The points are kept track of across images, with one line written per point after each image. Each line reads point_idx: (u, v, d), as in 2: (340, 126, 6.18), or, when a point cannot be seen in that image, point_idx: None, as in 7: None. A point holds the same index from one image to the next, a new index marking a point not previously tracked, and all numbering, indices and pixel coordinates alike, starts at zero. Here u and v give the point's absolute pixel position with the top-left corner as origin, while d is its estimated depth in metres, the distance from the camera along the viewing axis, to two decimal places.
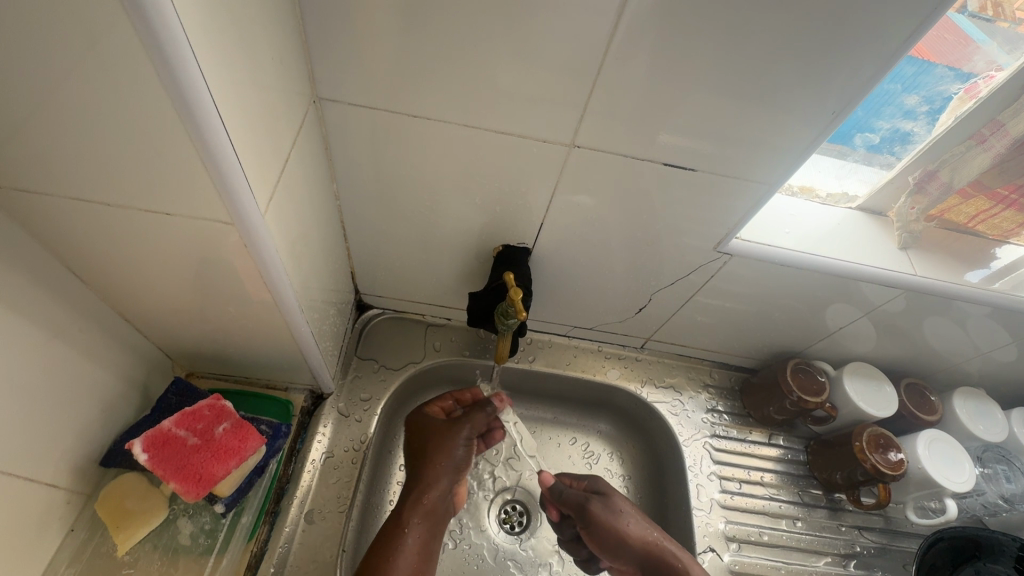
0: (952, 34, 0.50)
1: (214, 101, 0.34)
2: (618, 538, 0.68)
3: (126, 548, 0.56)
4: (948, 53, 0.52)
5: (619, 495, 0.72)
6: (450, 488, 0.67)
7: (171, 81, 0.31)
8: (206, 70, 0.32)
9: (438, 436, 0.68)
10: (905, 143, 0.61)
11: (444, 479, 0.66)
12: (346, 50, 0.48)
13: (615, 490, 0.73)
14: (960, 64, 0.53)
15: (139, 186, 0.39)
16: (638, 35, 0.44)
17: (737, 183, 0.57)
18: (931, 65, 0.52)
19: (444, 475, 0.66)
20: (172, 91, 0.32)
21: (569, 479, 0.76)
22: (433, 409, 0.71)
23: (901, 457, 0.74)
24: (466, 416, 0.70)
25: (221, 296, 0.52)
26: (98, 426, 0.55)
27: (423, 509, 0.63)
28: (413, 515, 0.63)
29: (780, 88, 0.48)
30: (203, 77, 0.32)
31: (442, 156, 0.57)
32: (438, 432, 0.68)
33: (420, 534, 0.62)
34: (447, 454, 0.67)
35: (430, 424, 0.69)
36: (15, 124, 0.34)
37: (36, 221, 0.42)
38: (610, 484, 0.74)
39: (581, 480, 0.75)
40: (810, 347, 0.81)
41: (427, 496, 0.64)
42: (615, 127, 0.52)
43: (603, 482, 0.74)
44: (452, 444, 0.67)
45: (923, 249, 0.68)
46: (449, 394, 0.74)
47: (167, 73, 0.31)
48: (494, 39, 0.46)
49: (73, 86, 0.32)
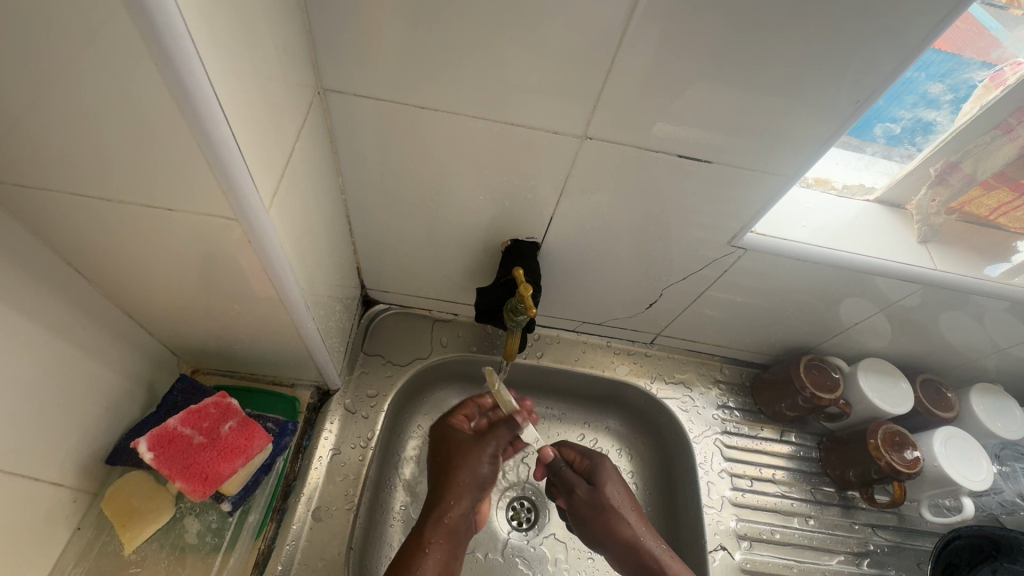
0: (972, 27, 0.49)
1: (218, 98, 0.33)
2: (588, 528, 0.68)
3: (133, 547, 0.55)
4: (966, 45, 0.50)
5: (614, 486, 0.69)
6: (473, 507, 0.65)
7: (174, 78, 0.30)
8: (209, 66, 0.31)
9: (463, 454, 0.66)
10: (927, 133, 0.59)
11: (467, 498, 0.64)
12: (350, 39, 0.46)
13: (612, 481, 0.70)
14: (986, 53, 0.51)
15: (141, 181, 0.37)
16: (654, 21, 0.42)
17: (754, 175, 0.55)
18: (956, 55, 0.51)
19: (467, 495, 0.64)
20: (167, 72, 0.30)
21: (573, 452, 0.74)
22: (457, 419, 0.70)
23: (917, 455, 0.73)
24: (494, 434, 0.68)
25: (226, 293, 0.51)
26: (102, 424, 0.55)
27: (444, 530, 0.62)
28: (435, 535, 0.62)
29: (800, 78, 0.46)
30: (207, 74, 0.31)
31: (450, 148, 0.55)
32: (466, 448, 0.66)
33: (440, 554, 0.61)
34: (472, 473, 0.65)
35: (457, 439, 0.68)
36: (9, 116, 0.32)
37: (37, 217, 0.41)
38: (611, 470, 0.71)
39: (585, 457, 0.73)
40: (823, 343, 0.80)
41: (449, 514, 0.63)
42: (628, 119, 0.51)
43: (603, 468, 0.71)
44: (478, 462, 0.66)
45: (941, 242, 0.67)
46: (474, 401, 0.72)
47: (162, 54, 0.29)
48: (505, 26, 0.44)
49: (68, 78, 0.30)
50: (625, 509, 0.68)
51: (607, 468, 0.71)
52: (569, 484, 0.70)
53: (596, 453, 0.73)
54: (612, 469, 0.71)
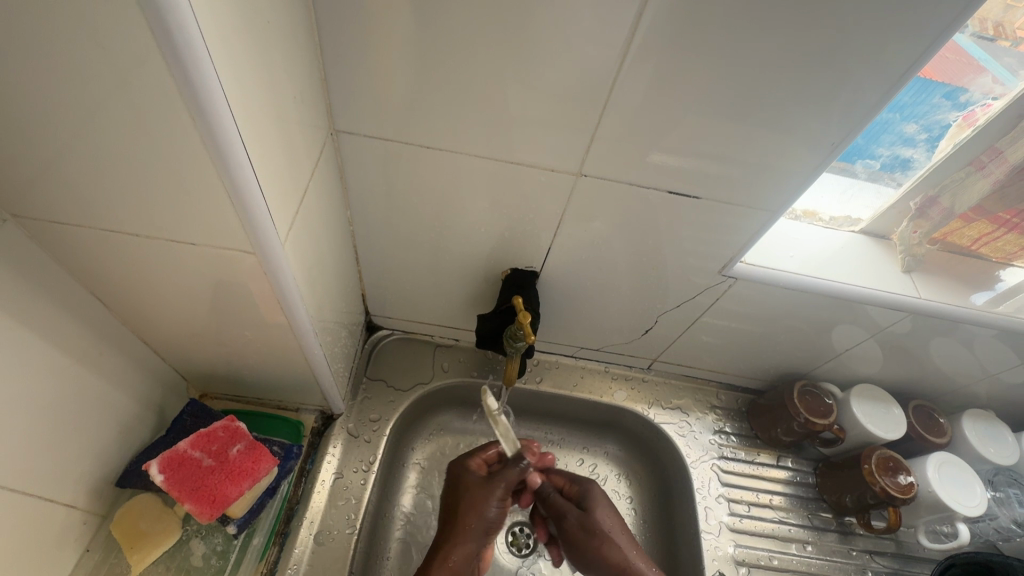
0: (958, 55, 0.51)
1: (245, 149, 0.36)
2: (580, 554, 0.69)
3: (140, 569, 0.56)
4: (963, 74, 0.53)
5: (604, 510, 0.70)
6: (477, 552, 0.66)
7: (209, 133, 0.34)
8: (238, 120, 0.35)
9: (471, 496, 0.67)
10: (905, 168, 0.63)
11: (472, 542, 0.65)
12: (362, 85, 0.50)
13: (603, 504, 0.71)
14: (972, 81, 0.53)
15: (168, 217, 0.40)
16: (643, 66, 0.46)
17: (743, 208, 0.58)
18: (938, 84, 0.53)
19: (471, 538, 0.65)
20: (193, 109, 0.32)
21: (562, 478, 0.75)
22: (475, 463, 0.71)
23: (911, 480, 0.73)
24: (502, 477, 0.68)
25: (239, 320, 0.53)
26: (115, 447, 0.56)
27: (446, 570, 0.63)
28: (436, 575, 0.63)
29: (778, 118, 0.49)
30: (236, 129, 0.35)
31: (454, 184, 0.59)
32: (475, 490, 0.67)
33: None
34: (478, 515, 0.66)
35: (470, 481, 0.69)
36: (55, 161, 0.36)
37: (67, 249, 0.43)
38: (601, 493, 0.72)
39: (575, 482, 0.74)
40: (816, 369, 0.82)
41: (453, 556, 0.64)
42: (620, 157, 0.54)
43: (593, 492, 0.72)
44: (484, 505, 0.66)
45: (926, 271, 0.69)
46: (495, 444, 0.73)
47: (190, 94, 0.31)
48: (506, 69, 0.48)
49: (110, 125, 0.34)
50: (614, 532, 0.68)
51: (597, 494, 0.71)
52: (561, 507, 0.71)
53: (585, 478, 0.74)
54: (601, 493, 0.72)
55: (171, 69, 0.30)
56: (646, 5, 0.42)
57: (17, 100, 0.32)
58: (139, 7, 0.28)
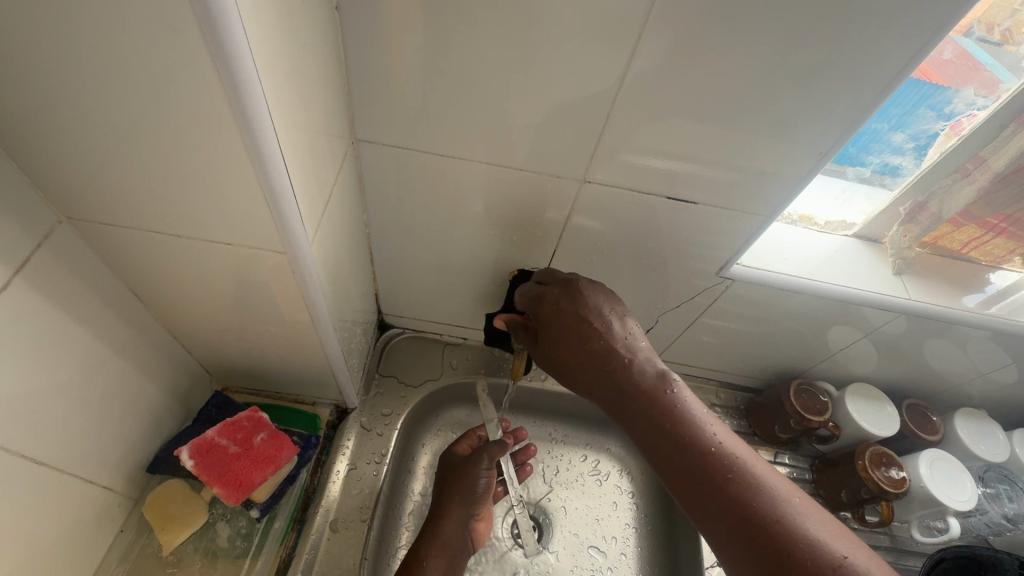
0: (962, 60, 0.54)
1: (284, 164, 0.40)
2: (579, 377, 0.58)
3: (171, 548, 0.60)
4: (952, 77, 0.55)
5: (598, 322, 0.57)
6: (468, 522, 0.71)
7: (255, 151, 0.37)
8: (280, 139, 0.38)
9: (458, 470, 0.74)
10: (895, 175, 0.66)
11: (460, 511, 0.70)
12: (383, 97, 0.54)
13: (595, 315, 0.57)
14: (972, 82, 0.55)
15: (206, 220, 0.44)
16: (645, 79, 0.50)
17: (739, 212, 0.61)
18: (941, 88, 0.56)
19: (460, 506, 0.70)
20: (245, 132, 0.36)
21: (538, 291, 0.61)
22: (463, 446, 0.78)
23: (903, 475, 0.76)
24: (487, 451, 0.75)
25: (265, 316, 0.57)
26: (147, 435, 0.60)
27: (438, 540, 0.67)
28: (430, 547, 0.66)
29: (771, 128, 0.53)
30: (279, 147, 0.38)
31: (466, 189, 0.62)
32: (461, 466, 0.74)
33: (438, 563, 0.65)
34: (467, 485, 0.72)
35: (454, 461, 0.76)
36: (111, 168, 0.39)
37: (112, 248, 0.47)
38: (590, 299, 0.58)
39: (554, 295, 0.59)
40: (812, 368, 0.84)
41: (443, 527, 0.68)
42: (623, 164, 0.58)
43: (579, 301, 0.58)
44: (473, 475, 0.73)
45: (917, 274, 0.72)
46: (476, 431, 0.80)
47: (240, 112, 0.35)
48: (517, 83, 0.51)
49: (159, 137, 0.37)
50: (612, 340, 0.56)
51: (582, 306, 0.58)
52: (605, 370, 0.56)
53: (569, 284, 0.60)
54: (590, 300, 0.58)
55: (228, 96, 0.34)
56: (646, 25, 0.46)
57: (81, 114, 0.35)
58: (206, 46, 0.31)
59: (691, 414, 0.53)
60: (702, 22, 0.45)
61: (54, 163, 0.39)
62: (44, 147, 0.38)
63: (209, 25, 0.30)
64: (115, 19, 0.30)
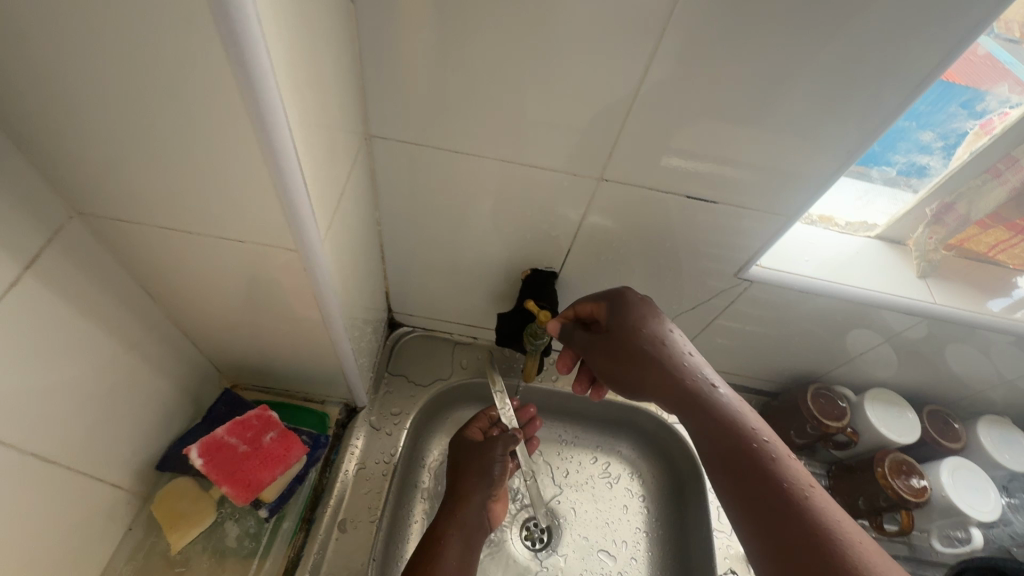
0: (983, 60, 0.53)
1: (298, 162, 0.39)
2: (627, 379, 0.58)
3: (178, 547, 0.59)
4: (983, 78, 0.54)
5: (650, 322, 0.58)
6: (485, 505, 0.72)
7: (269, 148, 0.36)
8: (294, 136, 0.37)
9: (472, 456, 0.74)
10: (922, 176, 0.64)
11: (478, 494, 0.71)
12: (397, 91, 0.53)
13: (646, 315, 0.58)
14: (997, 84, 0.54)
15: (216, 216, 0.43)
16: (666, 76, 0.48)
17: (759, 212, 0.60)
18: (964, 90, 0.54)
19: (477, 490, 0.71)
20: (259, 129, 0.35)
21: (587, 302, 0.63)
22: (472, 430, 0.79)
23: (924, 484, 0.74)
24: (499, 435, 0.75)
25: (276, 313, 0.56)
26: (156, 432, 0.59)
27: (457, 523, 0.68)
28: (449, 529, 0.67)
29: (798, 126, 0.51)
30: (293, 144, 0.37)
31: (479, 187, 0.61)
32: (474, 452, 0.75)
33: (458, 544, 0.66)
34: (482, 470, 0.73)
35: (467, 446, 0.76)
36: (120, 162, 0.38)
37: (122, 244, 0.46)
38: (638, 302, 0.59)
39: (601, 302, 0.61)
40: (830, 372, 0.82)
41: (460, 509, 0.69)
42: (641, 162, 0.56)
43: (626, 301, 0.59)
44: (487, 460, 0.74)
45: (942, 277, 0.70)
46: (485, 413, 0.81)
47: (256, 110, 0.34)
48: (534, 79, 0.50)
49: (170, 131, 0.36)
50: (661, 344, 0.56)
51: (631, 305, 0.58)
52: (656, 373, 0.55)
53: (613, 291, 0.61)
54: (638, 301, 0.59)
55: (242, 92, 0.33)
56: (671, 18, 0.44)
57: (93, 108, 0.35)
58: (221, 41, 0.30)
59: (749, 424, 0.51)
60: (727, 19, 0.44)
61: (65, 158, 0.38)
62: (54, 141, 0.37)
63: (225, 19, 0.29)
64: (128, 12, 0.29)
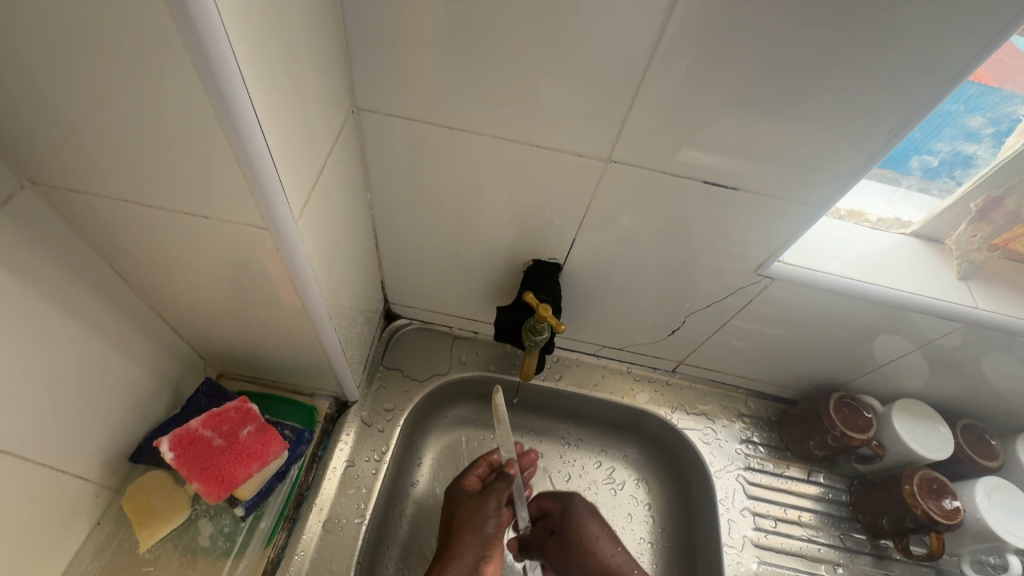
0: (1012, 59, 0.49)
1: (262, 130, 0.35)
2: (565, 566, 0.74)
3: (148, 545, 0.56)
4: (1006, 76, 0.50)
5: (591, 522, 0.73)
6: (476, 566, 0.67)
7: (225, 111, 0.32)
8: (255, 99, 0.33)
9: (465, 510, 0.69)
10: (967, 167, 0.58)
11: (469, 554, 0.66)
12: (385, 61, 0.48)
13: (588, 517, 0.74)
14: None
15: (178, 189, 0.39)
16: (681, 47, 0.43)
17: (782, 205, 0.54)
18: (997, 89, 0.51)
19: (468, 550, 0.66)
20: (211, 89, 0.31)
21: (546, 501, 0.77)
22: (468, 479, 0.73)
23: (957, 505, 0.68)
24: (495, 491, 0.70)
25: (255, 299, 0.52)
26: (129, 423, 0.56)
27: None
28: None
29: (830, 107, 0.45)
30: (254, 109, 0.33)
31: (477, 170, 0.57)
32: (467, 504, 0.70)
33: None
34: (474, 528, 0.68)
35: (461, 496, 0.71)
36: (67, 126, 0.35)
37: (83, 218, 0.43)
38: (582, 506, 0.74)
39: (556, 500, 0.76)
40: (854, 379, 0.77)
41: (450, 569, 0.65)
42: (652, 145, 0.51)
43: (574, 506, 0.75)
44: (481, 519, 0.69)
45: (984, 280, 0.64)
46: (484, 459, 0.75)
47: (205, 68, 0.30)
48: (533, 50, 0.45)
49: (115, 90, 0.32)
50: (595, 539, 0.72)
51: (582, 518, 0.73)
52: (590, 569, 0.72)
53: (564, 492, 0.77)
54: (581, 505, 0.74)
55: (187, 45, 0.29)
56: None
57: (27, 60, 0.31)
58: None
59: None
60: None
61: (6, 118, 0.35)
62: None
63: None
64: None
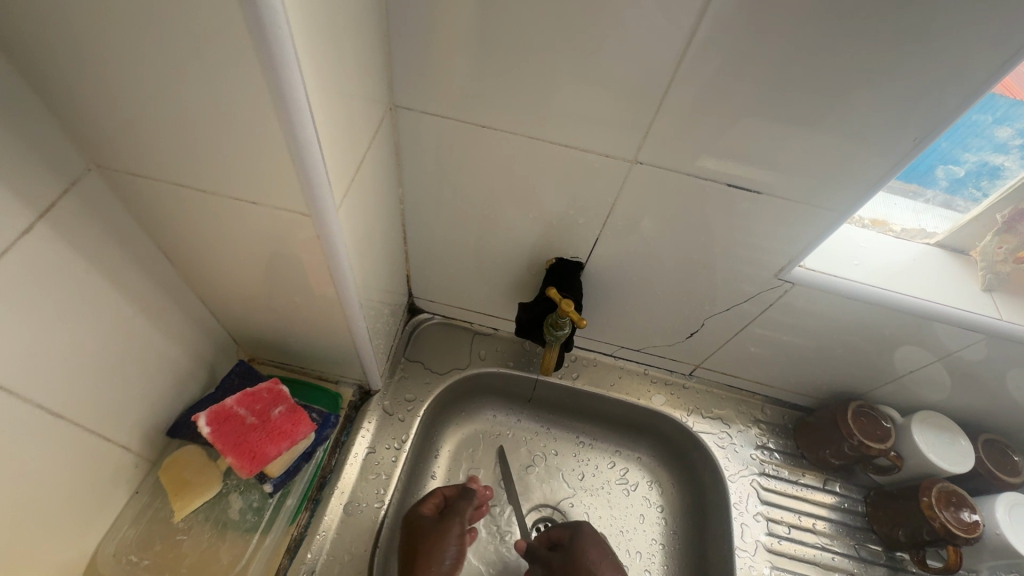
0: None
1: (312, 123, 0.37)
2: None
3: (182, 515, 0.59)
4: None
5: (596, 550, 0.70)
6: None
7: (281, 103, 0.35)
8: (309, 93, 0.36)
9: (428, 536, 0.64)
10: (994, 177, 0.58)
11: None
12: (423, 61, 0.51)
13: (594, 545, 0.71)
14: None
15: (229, 176, 0.42)
16: (708, 52, 0.44)
17: (805, 210, 0.55)
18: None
19: None
20: (270, 81, 0.33)
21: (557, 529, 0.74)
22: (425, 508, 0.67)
23: (976, 519, 0.67)
24: (456, 513, 0.66)
25: (290, 285, 0.55)
26: (168, 398, 0.59)
27: None
28: None
29: (857, 113, 0.46)
30: (307, 101, 0.36)
31: (505, 168, 0.59)
32: (426, 531, 0.64)
33: None
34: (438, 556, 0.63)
35: (420, 524, 0.65)
36: (134, 113, 0.38)
37: (139, 201, 0.46)
38: (592, 535, 0.72)
39: (566, 528, 0.74)
40: (874, 390, 0.76)
41: None
42: (676, 148, 0.52)
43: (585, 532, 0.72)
44: (442, 547, 0.63)
45: (1011, 293, 0.63)
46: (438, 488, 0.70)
47: (266, 61, 0.32)
48: (565, 53, 0.47)
49: (180, 80, 0.35)
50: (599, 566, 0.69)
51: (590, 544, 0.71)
52: None
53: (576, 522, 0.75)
54: (592, 533, 0.72)
55: (251, 41, 0.31)
56: None
57: (105, 51, 0.34)
58: None
59: None
60: None
61: (81, 104, 0.38)
62: (71, 88, 0.37)
63: None
64: None
